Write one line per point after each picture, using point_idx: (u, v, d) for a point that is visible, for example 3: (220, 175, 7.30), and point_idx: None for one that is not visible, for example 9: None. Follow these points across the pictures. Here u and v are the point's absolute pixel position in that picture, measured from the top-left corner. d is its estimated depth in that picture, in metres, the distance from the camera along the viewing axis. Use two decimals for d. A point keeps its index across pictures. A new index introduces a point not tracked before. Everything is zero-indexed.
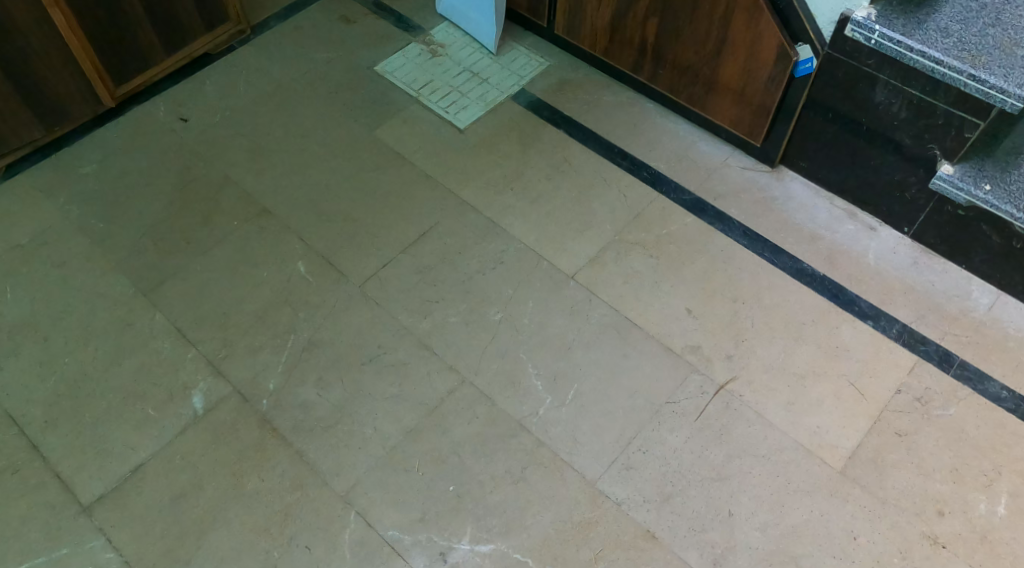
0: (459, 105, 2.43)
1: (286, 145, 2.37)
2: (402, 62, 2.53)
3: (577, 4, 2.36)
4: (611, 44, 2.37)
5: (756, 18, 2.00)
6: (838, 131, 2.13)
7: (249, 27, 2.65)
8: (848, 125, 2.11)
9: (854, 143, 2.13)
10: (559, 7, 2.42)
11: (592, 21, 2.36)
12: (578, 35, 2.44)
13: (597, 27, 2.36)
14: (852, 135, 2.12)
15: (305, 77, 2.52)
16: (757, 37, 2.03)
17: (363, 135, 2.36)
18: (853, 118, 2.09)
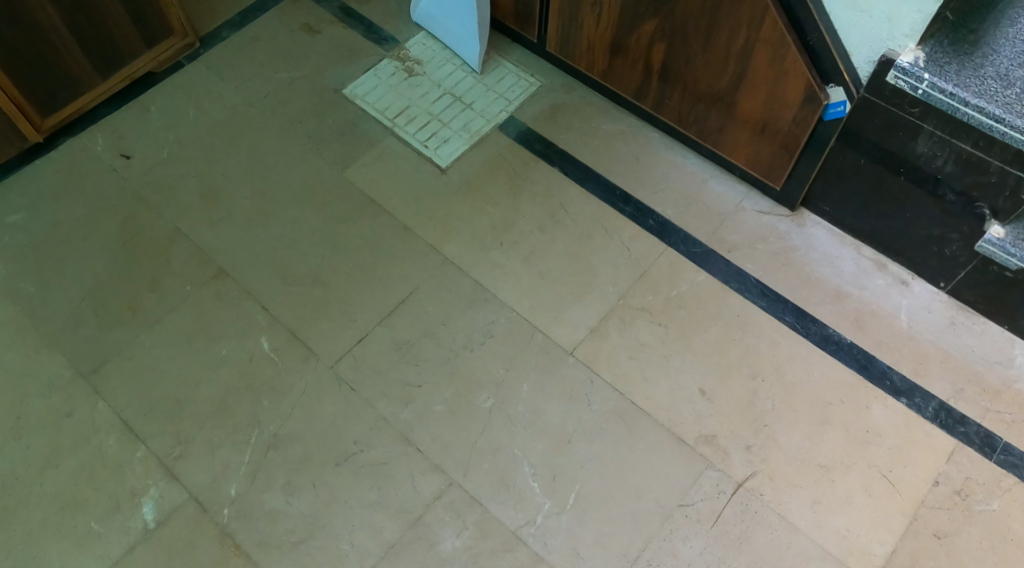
0: (440, 139, 2.13)
1: (242, 186, 2.06)
2: (374, 84, 2.22)
3: (570, 20, 2.04)
4: (611, 67, 2.06)
5: (782, 54, 1.70)
6: (871, 178, 1.86)
7: (196, 38, 2.30)
8: (882, 173, 1.83)
9: (890, 192, 1.85)
10: (550, 22, 2.10)
11: (589, 40, 2.04)
12: (573, 53, 2.12)
13: (594, 47, 2.04)
14: (886, 184, 1.85)
15: (263, 102, 2.21)
16: (783, 75, 1.74)
17: (328, 178, 2.07)
18: (890, 166, 1.81)
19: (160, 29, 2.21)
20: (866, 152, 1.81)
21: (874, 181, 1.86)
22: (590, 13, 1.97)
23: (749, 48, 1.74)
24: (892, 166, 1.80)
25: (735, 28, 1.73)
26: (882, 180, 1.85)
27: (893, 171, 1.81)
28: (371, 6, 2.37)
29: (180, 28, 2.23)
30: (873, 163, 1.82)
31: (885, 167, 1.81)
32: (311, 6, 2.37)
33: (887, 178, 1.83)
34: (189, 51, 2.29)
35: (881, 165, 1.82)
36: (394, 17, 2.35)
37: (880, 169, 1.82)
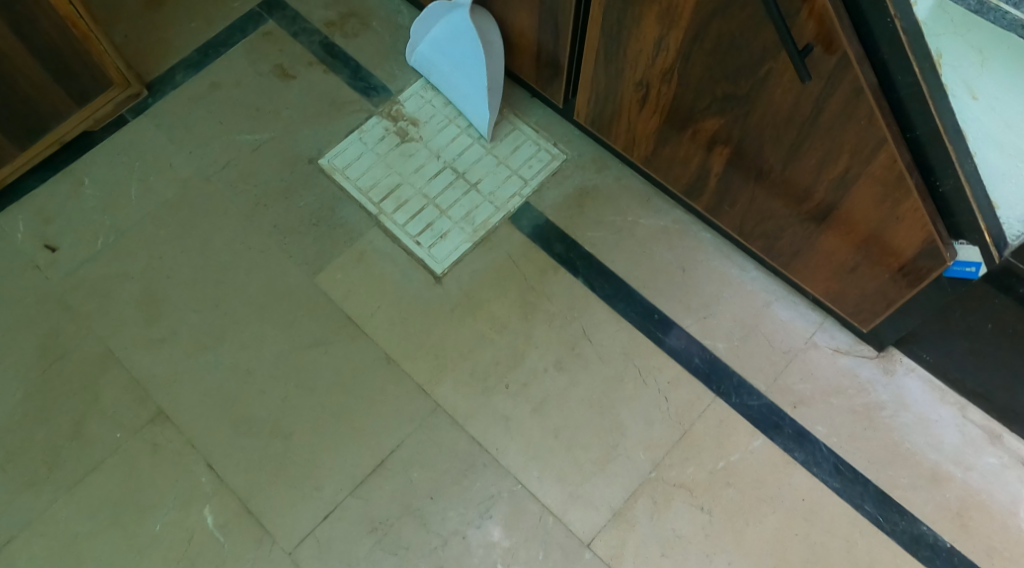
0: (434, 233, 1.67)
1: (193, 296, 1.66)
2: (358, 152, 1.76)
3: (608, 92, 1.56)
4: (658, 157, 1.59)
5: (895, 195, 1.24)
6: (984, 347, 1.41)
7: (143, 86, 1.85)
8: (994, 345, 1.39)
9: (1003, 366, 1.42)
10: (581, 88, 1.61)
11: (628, 122, 1.57)
12: (608, 129, 1.65)
13: (637, 128, 1.57)
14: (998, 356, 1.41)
15: (222, 175, 1.76)
16: (889, 218, 1.27)
17: (297, 288, 1.65)
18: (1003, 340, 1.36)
19: (94, 80, 1.76)
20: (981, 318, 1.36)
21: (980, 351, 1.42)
22: (633, 92, 1.50)
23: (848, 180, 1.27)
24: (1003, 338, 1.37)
25: (832, 151, 1.26)
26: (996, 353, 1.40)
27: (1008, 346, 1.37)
28: (360, 43, 1.89)
29: (119, 76, 1.79)
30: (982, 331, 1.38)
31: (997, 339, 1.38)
32: (289, 42, 1.90)
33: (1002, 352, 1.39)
34: (134, 102, 1.85)
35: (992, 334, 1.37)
36: (386, 59, 1.87)
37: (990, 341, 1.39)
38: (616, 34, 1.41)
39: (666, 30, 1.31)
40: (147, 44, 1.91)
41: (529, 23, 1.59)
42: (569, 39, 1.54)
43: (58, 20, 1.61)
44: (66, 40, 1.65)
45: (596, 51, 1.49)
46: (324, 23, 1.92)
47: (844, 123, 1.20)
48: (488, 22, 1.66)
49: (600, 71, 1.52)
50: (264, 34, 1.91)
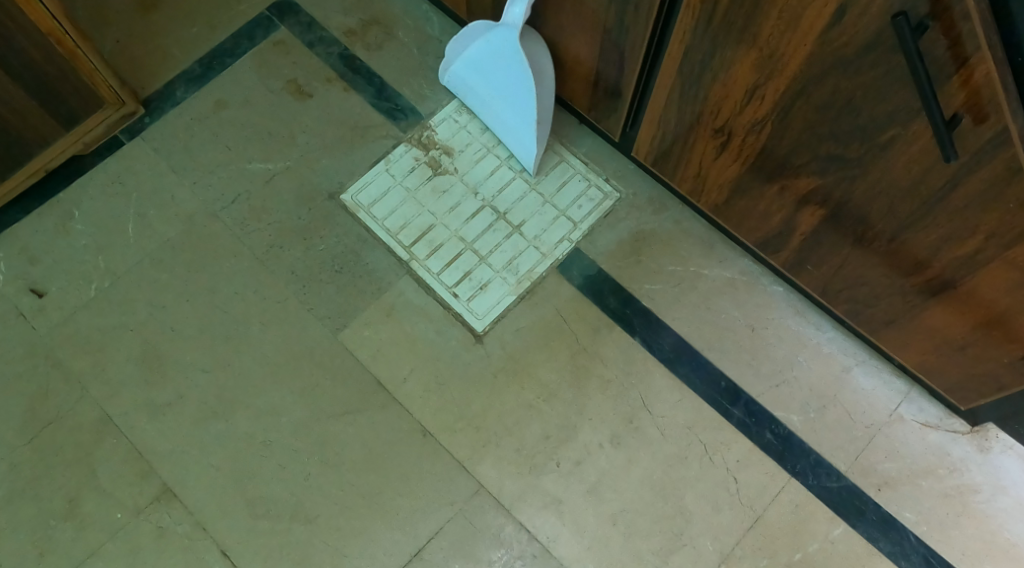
0: (473, 284, 1.48)
1: (202, 354, 1.47)
2: (385, 187, 1.55)
3: (678, 133, 1.35)
4: (733, 205, 1.39)
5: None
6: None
7: (139, 102, 1.62)
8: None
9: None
10: (644, 126, 1.41)
11: (699, 166, 1.37)
12: (672, 171, 1.44)
13: (710, 174, 1.37)
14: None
15: (231, 213, 1.55)
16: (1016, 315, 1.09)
17: (319, 347, 1.46)
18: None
19: (83, 100, 1.53)
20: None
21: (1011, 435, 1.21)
22: (710, 138, 1.29)
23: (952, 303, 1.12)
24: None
25: (963, 230, 1.08)
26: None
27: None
28: (385, 56, 1.66)
29: (110, 94, 1.55)
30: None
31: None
32: (304, 54, 1.67)
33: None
34: (130, 121, 1.61)
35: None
36: (415, 76, 1.64)
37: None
38: (698, 75, 1.20)
39: (764, 77, 1.11)
40: (143, 52, 1.67)
41: (586, 50, 1.37)
42: (633, 74, 1.32)
43: (38, 36, 1.37)
44: (47, 59, 1.41)
45: (668, 90, 1.28)
46: (341, 32, 1.69)
47: (986, 203, 1.01)
48: (539, 47, 1.43)
49: (670, 111, 1.31)
50: (275, 42, 1.68)
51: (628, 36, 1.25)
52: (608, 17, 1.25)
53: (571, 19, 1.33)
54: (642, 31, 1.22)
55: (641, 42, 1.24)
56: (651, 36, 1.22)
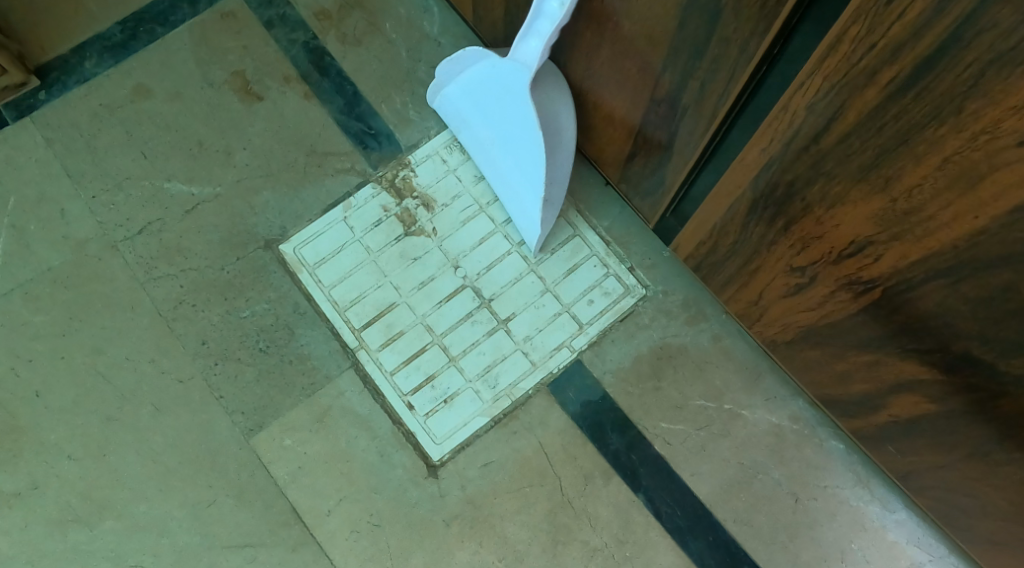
0: (435, 395, 1.11)
1: (71, 436, 1.12)
2: (338, 242, 1.15)
3: (737, 250, 0.95)
4: (798, 352, 1.00)
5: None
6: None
7: (31, 72, 1.25)
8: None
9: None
10: (689, 225, 1.01)
11: (759, 293, 0.98)
12: (719, 286, 1.05)
13: (770, 308, 0.98)
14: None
15: (134, 248, 1.19)
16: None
17: (223, 453, 1.11)
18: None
19: None
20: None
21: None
22: (781, 272, 0.90)
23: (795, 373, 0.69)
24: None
25: None
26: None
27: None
28: (364, 55, 1.24)
29: None
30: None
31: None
32: (259, 37, 1.26)
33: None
34: (16, 94, 1.25)
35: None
36: (398, 89, 1.22)
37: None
38: (782, 198, 0.80)
39: (887, 236, 0.71)
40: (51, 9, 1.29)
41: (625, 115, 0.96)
42: (687, 162, 0.92)
43: None
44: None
45: (730, 199, 0.88)
46: (311, 12, 1.27)
47: None
48: (563, 98, 1.02)
49: (729, 223, 0.92)
50: (223, 15, 1.28)
51: (687, 119, 0.85)
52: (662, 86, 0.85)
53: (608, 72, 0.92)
54: (708, 118, 0.82)
55: (705, 132, 0.84)
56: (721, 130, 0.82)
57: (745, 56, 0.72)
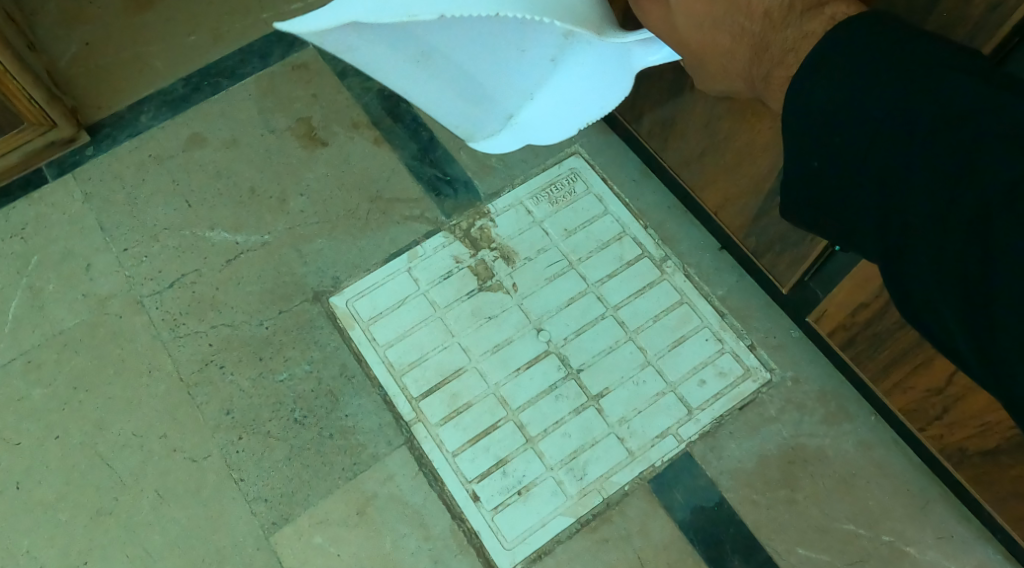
0: (507, 484, 0.87)
1: (40, 534, 0.85)
2: (399, 296, 0.98)
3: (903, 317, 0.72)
4: (1007, 464, 0.71)
5: (828, 10, 0.53)
6: (804, 186, 0.57)
7: (82, 128, 1.09)
8: (886, 102, 0.49)
9: (930, 297, 0.50)
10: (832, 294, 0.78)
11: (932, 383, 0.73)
12: (879, 366, 0.79)
13: (965, 397, 0.71)
14: (923, 269, 0.49)
15: (161, 303, 0.98)
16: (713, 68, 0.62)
17: (232, 556, 0.85)
18: (896, 78, 0.49)
19: None
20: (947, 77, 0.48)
21: (817, 65, 0.52)
22: None
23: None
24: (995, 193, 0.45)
25: None
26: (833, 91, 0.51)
27: (904, 203, 0.50)
28: None
29: (34, 111, 1.02)
30: (882, 135, 0.50)
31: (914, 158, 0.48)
32: (330, 87, 1.13)
33: (921, 248, 0.49)
34: (62, 152, 1.08)
35: (859, 134, 0.51)
36: None
37: (945, 150, 0.47)
38: None
39: None
40: (111, 62, 1.15)
41: (767, 141, 0.76)
42: None
43: None
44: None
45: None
46: None
47: None
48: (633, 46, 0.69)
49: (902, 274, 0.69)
50: (294, 66, 1.15)
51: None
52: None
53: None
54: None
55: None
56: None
57: (994, 14, 0.54)
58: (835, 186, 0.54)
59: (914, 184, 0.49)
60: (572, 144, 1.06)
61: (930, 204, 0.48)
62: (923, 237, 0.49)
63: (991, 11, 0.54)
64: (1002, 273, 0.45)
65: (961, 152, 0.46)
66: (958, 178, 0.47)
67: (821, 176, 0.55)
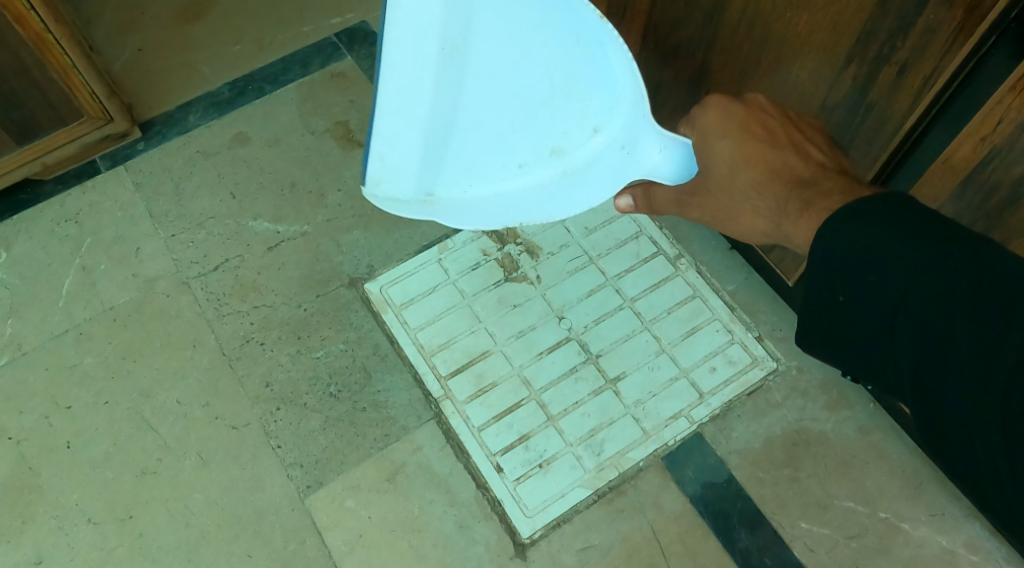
0: (529, 457, 0.93)
1: (92, 496, 0.90)
2: (430, 284, 1.04)
3: None
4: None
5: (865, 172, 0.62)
6: (830, 318, 0.59)
7: (135, 124, 1.11)
8: (924, 267, 0.51)
9: (967, 458, 0.49)
10: None
11: None
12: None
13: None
14: (955, 415, 0.49)
15: (206, 284, 1.02)
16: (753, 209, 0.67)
17: (268, 516, 0.90)
18: (937, 241, 0.51)
19: (48, 107, 1.00)
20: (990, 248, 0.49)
21: (850, 218, 0.55)
22: None
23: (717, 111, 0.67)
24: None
25: None
26: (870, 236, 0.53)
27: (940, 350, 0.50)
28: None
29: (95, 107, 1.03)
30: (916, 282, 0.51)
31: (952, 307, 0.49)
32: (366, 93, 1.17)
33: (953, 409, 0.49)
34: (114, 145, 1.10)
35: (894, 280, 0.52)
36: None
37: (979, 312, 0.48)
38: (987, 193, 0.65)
39: None
40: (162, 67, 1.17)
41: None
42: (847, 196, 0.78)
43: None
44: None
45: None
46: None
47: None
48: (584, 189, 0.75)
49: None
50: (332, 74, 1.18)
51: (871, 119, 0.70)
52: (840, 84, 0.71)
53: (764, 88, 0.79)
54: (902, 108, 0.67)
55: (892, 135, 0.69)
56: (922, 118, 0.66)
57: (974, 16, 0.57)
58: (865, 321, 0.56)
59: (951, 330, 0.49)
60: None
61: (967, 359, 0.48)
62: (957, 409, 0.48)
63: (969, 13, 0.58)
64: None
65: (996, 312, 0.47)
66: (991, 342, 0.47)
67: (847, 310, 0.56)
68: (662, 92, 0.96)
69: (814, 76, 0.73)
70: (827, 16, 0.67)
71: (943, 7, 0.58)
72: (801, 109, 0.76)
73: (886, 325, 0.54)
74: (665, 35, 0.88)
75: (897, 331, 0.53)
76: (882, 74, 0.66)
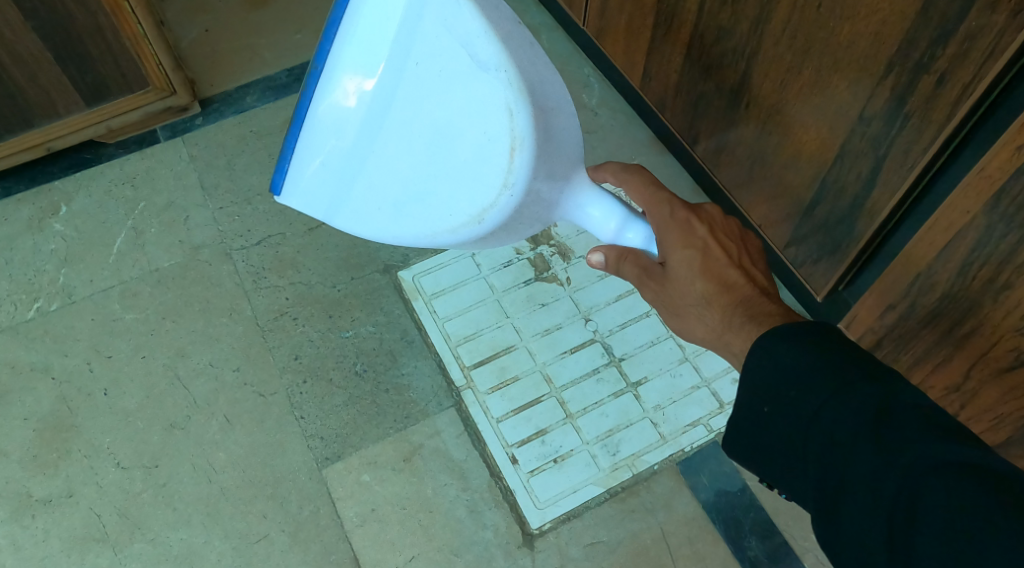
0: (544, 452, 0.94)
1: (124, 441, 0.94)
2: (461, 277, 1.04)
3: (935, 315, 0.77)
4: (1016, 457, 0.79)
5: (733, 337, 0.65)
6: (749, 423, 0.59)
7: (195, 99, 1.15)
8: (828, 393, 0.53)
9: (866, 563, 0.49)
10: (868, 299, 0.85)
11: (954, 379, 0.80)
12: (903, 368, 0.85)
13: (981, 393, 0.78)
14: (852, 531, 0.50)
15: (247, 257, 1.06)
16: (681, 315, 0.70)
17: (287, 480, 0.92)
18: (852, 373, 0.53)
19: (119, 75, 1.06)
20: (898, 386, 0.52)
21: (789, 334, 0.57)
22: (1013, 330, 0.70)
23: (614, 173, 0.74)
24: (932, 467, 0.47)
25: None
26: (798, 359, 0.55)
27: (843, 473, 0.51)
28: None
29: (160, 78, 1.09)
30: (831, 404, 0.53)
31: (859, 434, 0.51)
32: None
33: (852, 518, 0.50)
34: (175, 117, 1.15)
35: (810, 403, 0.54)
36: None
37: (884, 440, 0.50)
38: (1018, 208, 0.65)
39: None
40: (227, 48, 1.22)
41: (813, 156, 0.84)
42: (884, 207, 0.78)
43: None
44: (82, 5, 0.95)
45: (948, 234, 0.72)
46: None
47: None
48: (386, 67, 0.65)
49: (933, 278, 0.75)
50: None
51: (908, 130, 0.71)
52: (879, 95, 0.72)
53: (804, 99, 0.81)
54: (940, 118, 0.68)
55: (928, 146, 0.70)
56: (960, 126, 0.67)
57: (1016, 21, 0.59)
58: (778, 434, 0.56)
59: (852, 453, 0.51)
60: (632, 160, 1.15)
61: (872, 477, 0.49)
62: (856, 534, 0.49)
63: (1011, 19, 0.59)
64: (926, 547, 0.46)
65: (897, 438, 0.49)
66: (885, 462, 0.49)
67: (773, 423, 0.57)
68: (702, 105, 0.99)
69: (853, 87, 0.74)
70: (870, 23, 0.69)
71: (986, 12, 0.60)
72: (840, 121, 0.78)
73: (800, 442, 0.55)
74: (711, 45, 0.90)
75: (808, 446, 0.54)
76: (921, 82, 0.68)
